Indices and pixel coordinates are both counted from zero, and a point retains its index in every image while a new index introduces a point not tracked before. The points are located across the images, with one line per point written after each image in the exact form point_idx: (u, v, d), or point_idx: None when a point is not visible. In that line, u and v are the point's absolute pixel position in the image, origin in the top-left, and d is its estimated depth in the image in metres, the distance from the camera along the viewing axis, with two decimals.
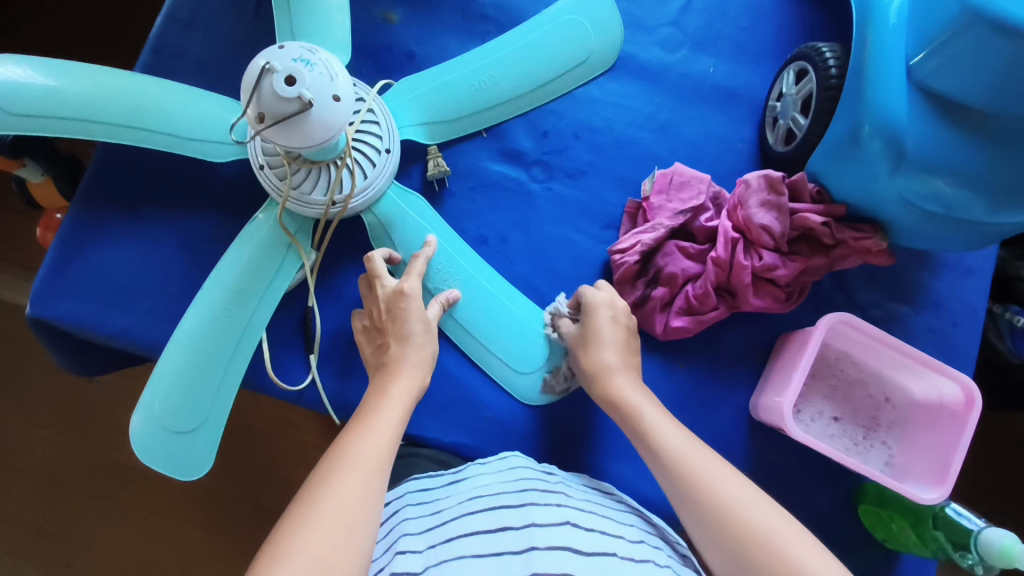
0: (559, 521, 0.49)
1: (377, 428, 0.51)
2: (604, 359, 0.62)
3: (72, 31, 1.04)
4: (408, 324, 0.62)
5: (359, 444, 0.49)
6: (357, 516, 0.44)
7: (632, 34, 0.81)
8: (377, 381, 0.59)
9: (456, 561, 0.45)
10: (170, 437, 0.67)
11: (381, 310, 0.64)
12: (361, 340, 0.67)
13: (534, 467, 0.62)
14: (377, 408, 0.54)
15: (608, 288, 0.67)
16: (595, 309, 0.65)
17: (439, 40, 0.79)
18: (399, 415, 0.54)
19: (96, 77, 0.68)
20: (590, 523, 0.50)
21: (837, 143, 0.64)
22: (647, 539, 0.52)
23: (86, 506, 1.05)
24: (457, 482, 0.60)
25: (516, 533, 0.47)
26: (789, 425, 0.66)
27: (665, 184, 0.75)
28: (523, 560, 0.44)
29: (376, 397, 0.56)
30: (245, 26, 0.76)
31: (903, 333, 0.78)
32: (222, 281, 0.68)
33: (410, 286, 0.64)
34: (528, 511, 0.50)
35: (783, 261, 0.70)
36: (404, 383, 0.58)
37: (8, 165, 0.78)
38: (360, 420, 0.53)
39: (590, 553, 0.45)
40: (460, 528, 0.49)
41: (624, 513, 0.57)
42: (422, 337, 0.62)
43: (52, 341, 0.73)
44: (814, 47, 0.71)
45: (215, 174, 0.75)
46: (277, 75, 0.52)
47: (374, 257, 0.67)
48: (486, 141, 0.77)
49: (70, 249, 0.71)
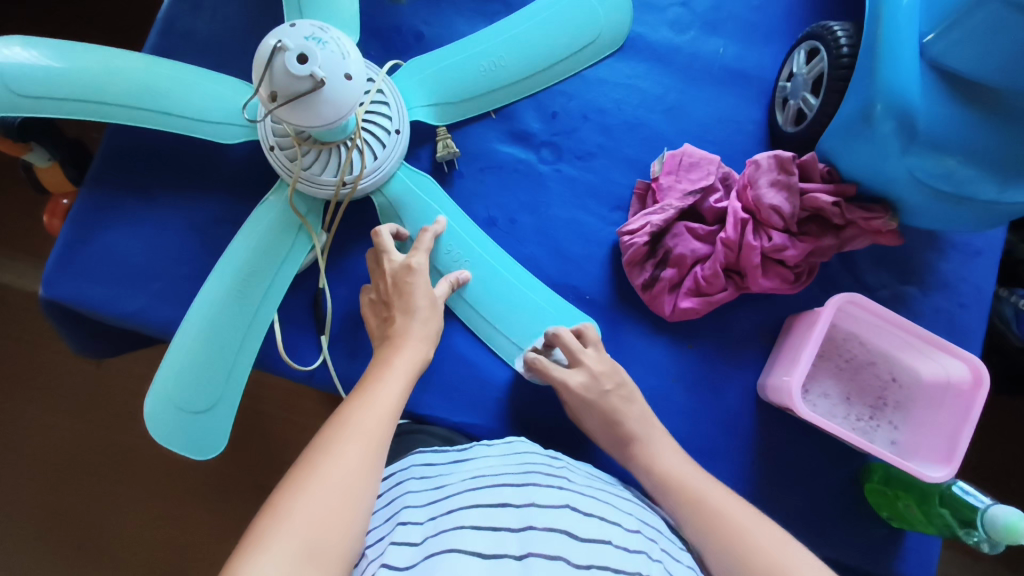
0: (558, 503, 0.49)
1: (381, 397, 0.52)
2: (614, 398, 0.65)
3: (81, 13, 1.04)
4: (414, 299, 0.63)
5: (361, 412, 0.50)
6: (358, 483, 0.45)
7: (641, 14, 0.80)
8: (382, 353, 0.59)
9: (455, 531, 0.46)
10: (182, 416, 0.68)
11: (388, 285, 0.65)
12: (368, 314, 0.67)
13: (540, 451, 0.62)
14: (382, 377, 0.55)
15: (585, 365, 0.67)
16: (589, 403, 0.66)
17: (448, 20, 0.78)
18: (402, 385, 0.55)
19: (104, 59, 0.68)
20: (589, 508, 0.50)
21: (846, 124, 0.64)
22: (643, 529, 0.52)
23: (98, 488, 1.06)
24: (461, 461, 0.61)
25: (516, 510, 0.48)
26: (797, 404, 0.66)
27: (675, 165, 0.75)
28: (519, 540, 0.44)
29: (379, 367, 0.57)
30: (252, 6, 0.76)
31: (911, 314, 0.78)
32: (233, 263, 0.69)
33: (417, 261, 0.65)
34: (531, 491, 0.51)
35: (793, 241, 0.69)
36: (408, 355, 0.58)
37: (15, 148, 0.79)
38: (363, 388, 0.53)
39: (585, 538, 0.45)
40: (462, 502, 0.50)
41: (625, 499, 0.57)
42: (428, 311, 0.63)
43: (64, 322, 0.73)
44: (825, 26, 0.70)
45: (223, 155, 0.74)
46: (289, 53, 0.52)
47: (381, 231, 0.67)
48: (495, 122, 0.77)
49: (81, 232, 0.72)
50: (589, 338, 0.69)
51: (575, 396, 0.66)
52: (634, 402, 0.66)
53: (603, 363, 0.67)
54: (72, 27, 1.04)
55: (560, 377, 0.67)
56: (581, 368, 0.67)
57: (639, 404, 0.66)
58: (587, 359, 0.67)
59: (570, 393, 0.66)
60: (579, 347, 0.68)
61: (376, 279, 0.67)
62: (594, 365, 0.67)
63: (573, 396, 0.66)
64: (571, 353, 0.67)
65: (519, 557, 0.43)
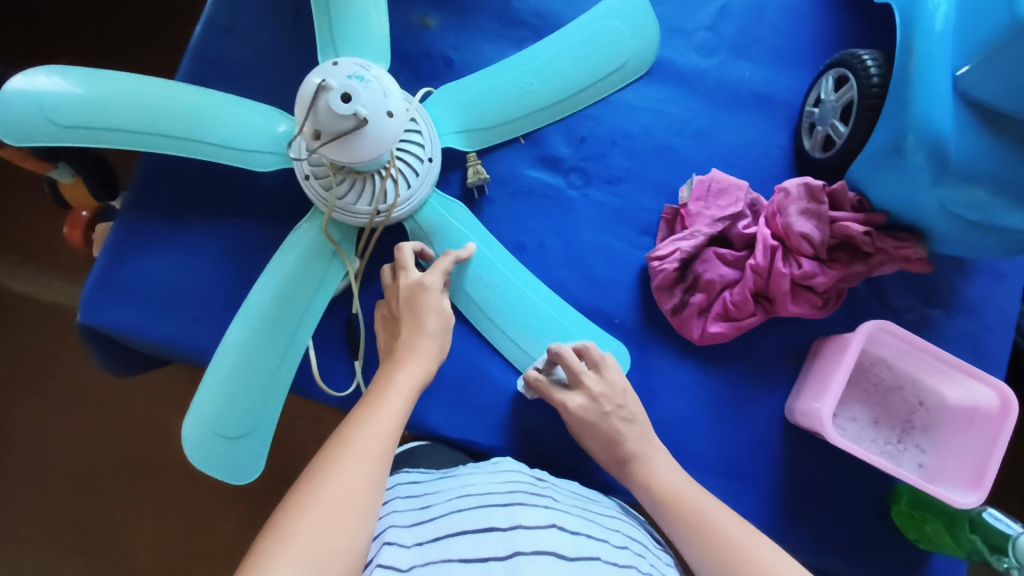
0: (544, 524, 0.51)
1: (384, 414, 0.53)
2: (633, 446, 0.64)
3: (110, 33, 1.05)
4: (425, 316, 0.64)
5: (364, 430, 0.50)
6: (360, 501, 0.45)
7: (668, 39, 0.81)
8: (386, 368, 0.60)
9: (442, 564, 0.47)
10: (222, 442, 0.69)
11: (400, 302, 0.66)
12: (380, 331, 0.68)
13: (523, 471, 0.64)
14: (384, 394, 0.56)
15: (585, 387, 0.66)
16: (590, 424, 0.66)
17: (477, 46, 0.79)
18: (403, 402, 0.55)
19: (143, 90, 0.70)
20: (575, 527, 0.53)
21: (877, 153, 0.64)
22: (631, 544, 0.57)
23: (127, 500, 1.08)
24: (446, 478, 0.63)
25: (501, 534, 0.49)
26: (829, 430, 0.66)
27: (703, 191, 0.75)
28: (506, 565, 0.46)
29: (381, 383, 0.57)
30: (284, 32, 0.77)
31: (936, 338, 0.78)
32: (268, 290, 0.70)
33: (431, 280, 0.66)
34: (516, 512, 0.52)
35: (822, 268, 0.70)
36: (410, 371, 0.59)
37: (42, 167, 0.85)
38: (366, 404, 0.54)
39: (573, 559, 0.48)
40: (449, 527, 0.52)
41: (608, 516, 0.61)
42: (438, 331, 0.63)
43: (101, 346, 0.74)
44: (853, 53, 0.71)
45: (255, 182, 0.75)
46: (334, 92, 0.53)
47: (402, 248, 0.68)
48: (524, 148, 0.78)
49: (116, 258, 0.72)
50: (594, 358, 0.68)
51: (577, 419, 0.66)
52: (635, 424, 0.65)
53: (604, 385, 0.67)
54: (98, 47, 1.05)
55: (562, 400, 0.67)
56: (581, 391, 0.67)
57: (639, 426, 0.66)
58: (590, 381, 0.67)
59: (571, 415, 0.67)
60: (582, 369, 0.67)
61: (388, 295, 0.68)
62: (595, 387, 0.66)
63: (575, 418, 0.67)
64: (573, 374, 0.67)
65: None
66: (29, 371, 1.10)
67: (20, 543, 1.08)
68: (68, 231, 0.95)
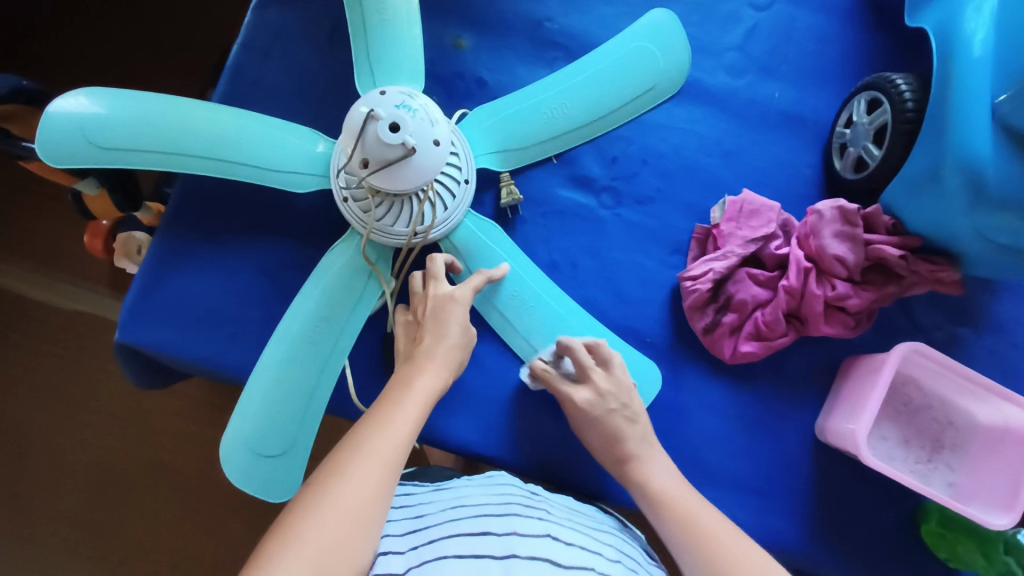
0: (539, 533, 0.52)
1: (396, 421, 0.53)
2: (631, 449, 0.64)
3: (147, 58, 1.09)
4: (448, 325, 0.64)
5: (377, 436, 0.51)
6: (369, 508, 0.46)
7: (698, 59, 0.82)
8: (402, 372, 0.60)
9: (439, 561, 0.48)
10: (261, 461, 0.69)
11: (426, 308, 0.66)
12: (400, 333, 0.68)
13: (518, 484, 0.65)
14: (399, 400, 0.56)
15: (592, 382, 0.66)
16: (595, 420, 0.65)
17: (509, 67, 0.80)
18: (417, 410, 0.56)
19: (184, 112, 0.70)
20: (570, 538, 0.54)
21: (914, 178, 0.65)
22: (623, 558, 0.57)
23: (154, 510, 1.09)
24: (439, 490, 0.64)
25: (496, 539, 0.51)
26: (864, 452, 0.67)
27: (736, 212, 0.76)
28: (503, 565, 0.47)
29: (398, 389, 0.58)
30: (320, 53, 0.78)
31: (965, 356, 0.79)
32: (307, 309, 0.71)
33: (461, 294, 0.66)
34: (511, 520, 0.54)
35: (856, 290, 0.70)
36: (427, 380, 0.59)
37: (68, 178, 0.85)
38: (381, 410, 0.55)
39: (567, 566, 0.49)
40: (443, 531, 0.53)
41: (604, 532, 0.61)
42: (458, 339, 0.64)
43: (137, 363, 0.75)
44: (886, 77, 0.72)
45: (292, 203, 0.76)
46: (382, 122, 0.54)
47: (436, 257, 0.69)
48: (557, 167, 0.79)
49: (155, 277, 0.73)
50: (605, 356, 0.68)
51: (578, 412, 0.66)
52: (637, 425, 0.65)
53: (614, 383, 0.67)
54: (136, 72, 1.10)
55: (568, 392, 0.67)
56: (587, 385, 0.66)
57: (642, 428, 0.65)
58: (598, 378, 0.67)
59: (576, 410, 0.66)
60: (592, 365, 0.67)
61: (415, 301, 0.68)
62: (602, 384, 0.66)
63: (581, 413, 0.66)
64: (582, 368, 0.67)
65: None
66: (56, 381, 1.11)
67: (45, 553, 1.08)
68: (87, 241, 0.98)
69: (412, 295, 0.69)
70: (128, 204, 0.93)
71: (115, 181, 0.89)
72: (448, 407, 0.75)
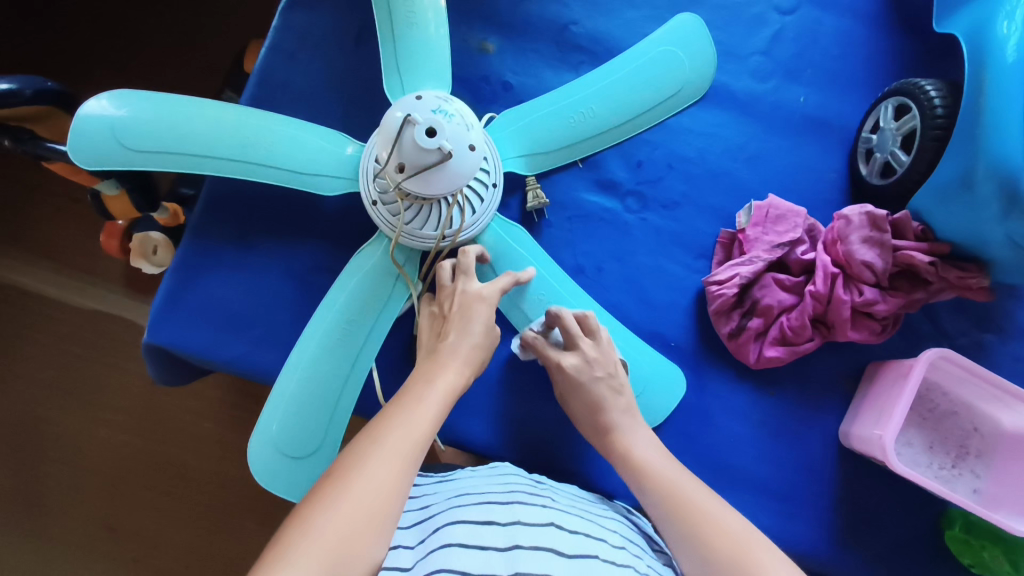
0: (544, 522, 0.53)
1: (416, 415, 0.52)
2: (613, 419, 0.64)
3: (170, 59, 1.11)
4: (473, 324, 0.63)
5: (395, 429, 0.49)
6: (386, 502, 0.44)
7: (723, 63, 0.82)
8: (424, 366, 0.59)
9: (443, 549, 0.49)
10: (286, 462, 0.69)
11: (452, 304, 0.65)
12: (423, 326, 0.67)
13: (523, 474, 0.65)
14: (420, 395, 0.54)
15: (579, 349, 0.66)
16: (579, 386, 0.65)
17: (535, 70, 0.80)
18: (439, 406, 0.54)
19: (211, 113, 0.70)
20: (574, 527, 0.54)
21: (945, 186, 0.65)
22: (629, 545, 0.56)
23: (172, 508, 1.10)
24: (445, 482, 0.65)
25: (502, 530, 0.51)
26: (892, 458, 0.68)
27: (762, 217, 0.76)
28: (507, 558, 0.47)
29: (419, 383, 0.56)
30: (347, 56, 0.78)
31: (990, 363, 0.78)
32: (335, 312, 0.71)
33: (488, 292, 0.65)
34: (516, 509, 0.54)
35: (884, 295, 0.71)
36: (447, 375, 0.58)
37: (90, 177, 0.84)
38: (400, 403, 0.53)
39: (571, 556, 0.49)
40: (450, 518, 0.54)
41: (610, 519, 0.61)
42: (482, 338, 0.62)
43: (166, 363, 0.75)
44: (914, 83, 0.72)
45: (320, 206, 0.76)
46: (419, 127, 0.55)
47: (469, 252, 0.68)
48: (582, 171, 0.79)
49: (184, 278, 0.73)
50: (592, 325, 0.68)
51: (562, 376, 0.66)
52: (622, 395, 0.65)
53: (600, 352, 0.67)
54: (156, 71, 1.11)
55: (554, 357, 0.67)
56: (576, 352, 0.66)
57: (626, 399, 0.65)
58: (585, 346, 0.67)
59: (561, 374, 0.66)
60: (580, 334, 0.67)
61: (443, 295, 0.67)
62: (588, 352, 0.66)
63: (565, 378, 0.66)
64: (569, 336, 0.67)
65: None
66: (73, 382, 1.11)
67: (61, 552, 1.08)
68: (103, 241, 0.98)
69: (439, 287, 0.67)
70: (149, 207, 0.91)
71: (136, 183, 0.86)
72: (473, 409, 0.75)
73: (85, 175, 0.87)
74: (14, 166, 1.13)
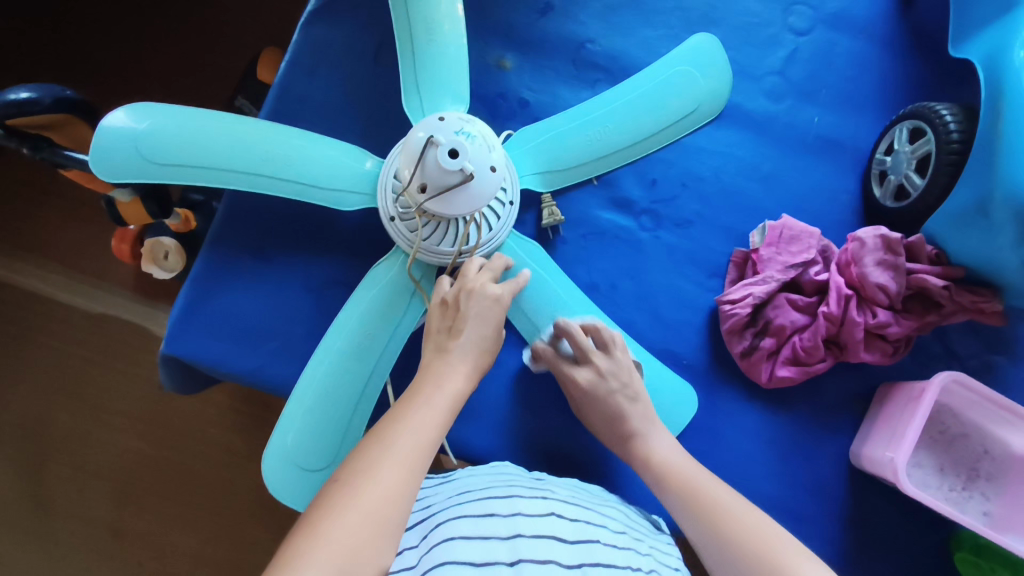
0: (544, 512, 0.54)
1: (422, 423, 0.51)
2: (634, 427, 0.66)
3: (187, 71, 1.12)
4: (484, 324, 0.60)
5: (400, 436, 0.49)
6: (392, 510, 0.44)
7: (738, 83, 0.83)
8: (433, 366, 0.57)
9: (447, 542, 0.49)
10: (301, 476, 0.69)
11: (462, 294, 0.62)
12: (432, 313, 0.63)
13: (523, 472, 0.65)
14: (425, 401, 0.53)
15: (593, 362, 0.67)
16: (599, 400, 0.67)
17: (552, 88, 0.81)
18: (444, 412, 0.53)
19: (231, 127, 0.70)
20: (574, 514, 0.56)
21: (958, 210, 0.66)
22: (628, 529, 0.59)
23: (180, 514, 1.10)
24: (446, 482, 0.65)
25: (503, 520, 0.52)
26: (904, 481, 0.68)
27: (776, 237, 0.76)
28: (510, 546, 0.49)
29: (423, 385, 0.55)
30: (366, 72, 0.79)
31: (1002, 386, 0.78)
32: (350, 326, 0.71)
33: (503, 292, 0.62)
34: (515, 501, 0.55)
35: (897, 318, 0.71)
36: (453, 376, 0.56)
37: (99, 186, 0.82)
38: (403, 407, 0.52)
39: (574, 541, 0.51)
40: (450, 514, 0.54)
41: (608, 506, 0.63)
42: (491, 341, 0.60)
43: (180, 374, 0.76)
44: (930, 107, 0.72)
45: (338, 220, 0.77)
46: (441, 148, 0.57)
47: (498, 260, 0.67)
48: (597, 189, 0.79)
49: (200, 290, 0.74)
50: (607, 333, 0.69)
51: (582, 392, 0.67)
52: (638, 402, 0.67)
53: (613, 363, 0.68)
54: (173, 80, 1.12)
55: (570, 372, 0.68)
56: (589, 367, 0.67)
57: (643, 406, 0.67)
58: (600, 360, 0.68)
59: (581, 391, 0.67)
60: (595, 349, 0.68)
61: (462, 283, 0.63)
62: (604, 365, 0.68)
63: (584, 393, 0.68)
64: (581, 350, 0.68)
65: (512, 563, 0.47)
66: (85, 387, 1.11)
67: (69, 556, 1.08)
68: (114, 245, 1.00)
69: (461, 276, 0.64)
70: (161, 214, 0.90)
71: (152, 190, 0.86)
72: (485, 424, 0.75)
73: (100, 182, 0.87)
74: (30, 173, 1.14)
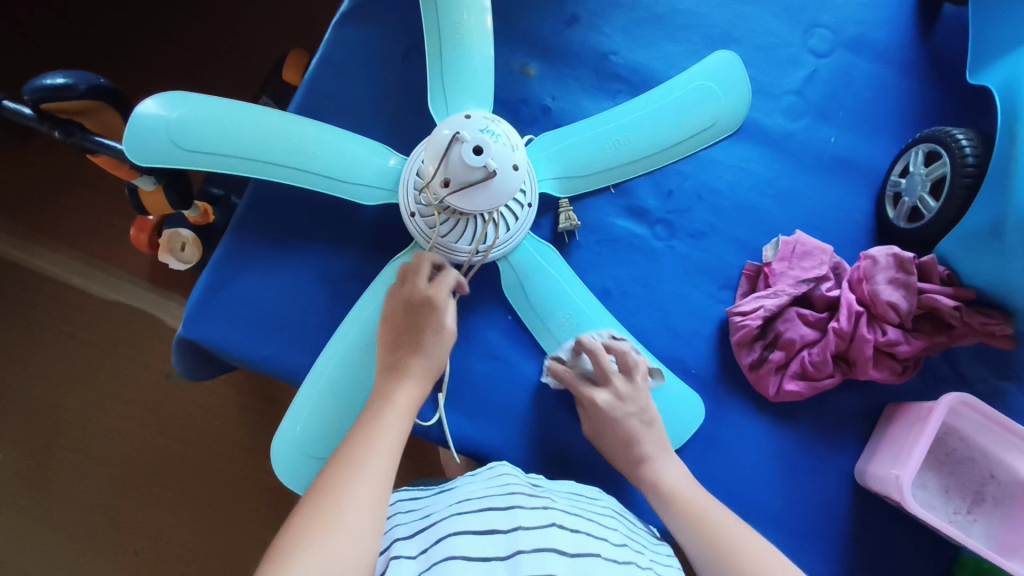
0: (544, 523, 0.54)
1: (383, 439, 0.52)
2: (642, 450, 0.66)
3: (212, 66, 1.15)
4: (422, 332, 0.61)
5: (366, 453, 0.50)
6: (363, 528, 0.45)
7: (758, 100, 0.84)
8: (382, 381, 0.59)
9: (448, 562, 0.49)
10: (309, 463, 0.70)
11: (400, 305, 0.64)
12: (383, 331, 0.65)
13: (521, 475, 0.66)
14: (382, 415, 0.55)
15: (611, 383, 0.69)
16: (612, 419, 0.67)
17: (574, 96, 0.83)
18: (402, 422, 0.54)
19: (264, 120, 0.72)
20: (574, 526, 0.56)
21: (969, 235, 0.68)
22: (630, 542, 0.59)
23: (182, 501, 1.11)
24: (444, 491, 0.65)
25: (503, 536, 0.51)
26: (909, 499, 0.68)
27: (789, 252, 0.78)
28: (509, 564, 0.48)
29: (379, 403, 0.56)
30: (393, 73, 0.81)
31: (1009, 411, 0.78)
32: (365, 317, 0.72)
33: (437, 296, 0.63)
34: (515, 514, 0.54)
35: (907, 337, 0.72)
36: (408, 390, 0.58)
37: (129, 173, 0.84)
38: (363, 424, 0.54)
39: (573, 555, 0.51)
40: (450, 527, 0.54)
41: (607, 515, 0.62)
42: (434, 347, 0.61)
43: (195, 358, 0.77)
44: (946, 131, 0.73)
45: (359, 215, 0.79)
46: (466, 144, 0.59)
47: (429, 258, 0.67)
48: (614, 197, 0.80)
49: (221, 275, 0.75)
50: (623, 353, 0.71)
51: (599, 413, 0.68)
52: (653, 428, 0.68)
53: (631, 389, 0.69)
54: (198, 74, 1.14)
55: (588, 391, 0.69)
56: (608, 388, 0.69)
57: (656, 431, 0.68)
58: (618, 382, 0.69)
59: (594, 409, 0.68)
60: (614, 370, 0.70)
61: (401, 293, 0.64)
62: (623, 388, 0.69)
63: (598, 413, 0.68)
64: (601, 370, 0.70)
65: None
66: (96, 374, 1.13)
67: (68, 538, 1.09)
68: (133, 233, 1.02)
69: (402, 286, 0.65)
70: (182, 204, 0.90)
71: (175, 182, 0.86)
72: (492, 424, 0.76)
73: (125, 170, 0.88)
74: (55, 157, 1.16)
